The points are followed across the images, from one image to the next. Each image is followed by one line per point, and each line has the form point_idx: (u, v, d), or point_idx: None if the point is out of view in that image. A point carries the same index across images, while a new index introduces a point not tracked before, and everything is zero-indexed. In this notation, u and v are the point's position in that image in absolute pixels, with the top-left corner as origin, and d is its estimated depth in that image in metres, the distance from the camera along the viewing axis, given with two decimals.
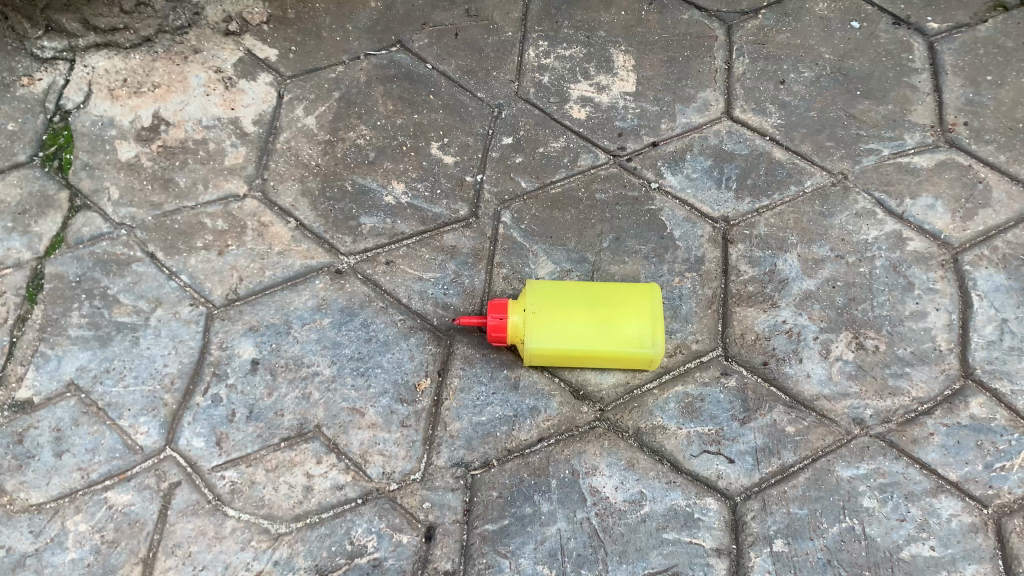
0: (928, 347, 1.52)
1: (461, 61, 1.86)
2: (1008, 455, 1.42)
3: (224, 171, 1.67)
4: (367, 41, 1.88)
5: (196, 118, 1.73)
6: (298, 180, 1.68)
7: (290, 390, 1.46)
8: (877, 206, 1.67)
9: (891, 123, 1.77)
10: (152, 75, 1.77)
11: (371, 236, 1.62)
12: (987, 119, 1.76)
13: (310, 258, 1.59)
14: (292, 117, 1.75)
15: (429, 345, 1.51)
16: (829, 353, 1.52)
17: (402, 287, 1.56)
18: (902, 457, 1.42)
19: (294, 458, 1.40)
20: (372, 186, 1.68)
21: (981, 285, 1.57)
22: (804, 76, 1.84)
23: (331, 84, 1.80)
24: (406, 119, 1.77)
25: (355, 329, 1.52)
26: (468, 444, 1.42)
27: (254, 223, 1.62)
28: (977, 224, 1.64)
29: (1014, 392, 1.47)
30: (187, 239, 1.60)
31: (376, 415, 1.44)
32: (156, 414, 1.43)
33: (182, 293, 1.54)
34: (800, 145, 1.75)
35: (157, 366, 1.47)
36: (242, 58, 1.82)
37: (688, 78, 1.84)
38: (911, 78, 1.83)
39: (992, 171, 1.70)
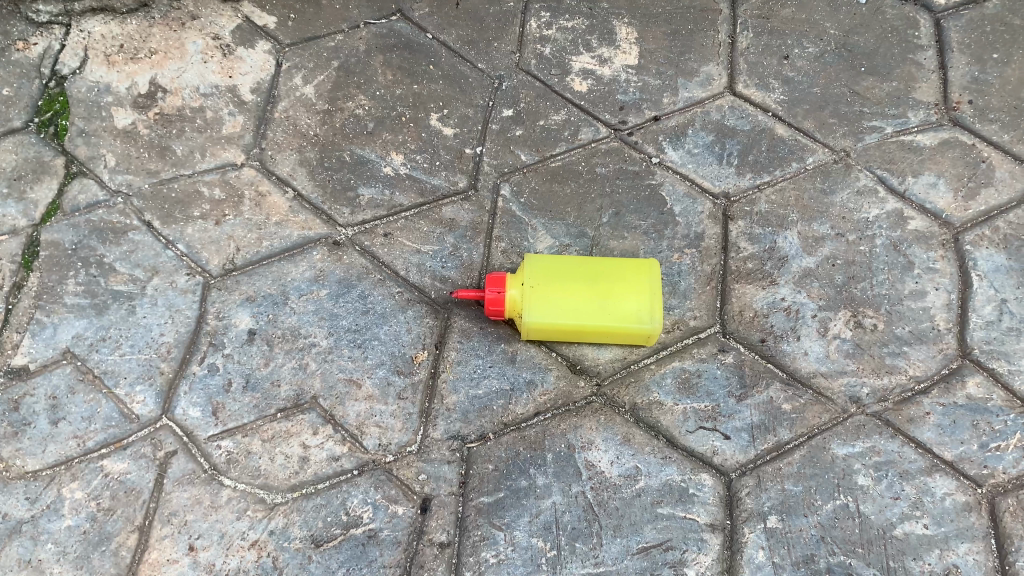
0: (926, 326, 1.52)
1: (462, 31, 1.84)
2: (1004, 435, 1.42)
3: (222, 140, 1.66)
4: (367, 10, 1.85)
5: (193, 85, 1.71)
6: (296, 150, 1.66)
7: (287, 361, 1.46)
8: (878, 184, 1.65)
9: (895, 100, 1.75)
10: (149, 41, 1.75)
11: (370, 207, 1.61)
12: (992, 97, 1.75)
13: (307, 229, 1.58)
14: (290, 86, 1.73)
15: (427, 318, 1.51)
16: (827, 331, 1.51)
17: (400, 259, 1.56)
18: (897, 436, 1.42)
19: (291, 429, 1.40)
20: (371, 157, 1.67)
21: (981, 265, 1.57)
22: (808, 52, 1.82)
23: (330, 53, 1.78)
24: (405, 89, 1.75)
25: (352, 301, 1.52)
26: (465, 417, 1.42)
27: (252, 192, 1.61)
28: (979, 204, 1.63)
29: (1011, 373, 1.47)
30: (184, 208, 1.58)
31: (372, 386, 1.44)
32: (152, 382, 1.43)
33: (178, 262, 1.53)
34: (803, 122, 1.73)
35: (154, 334, 1.47)
36: (240, 25, 1.80)
37: (691, 52, 1.82)
38: (916, 55, 1.81)
39: (996, 151, 1.69)
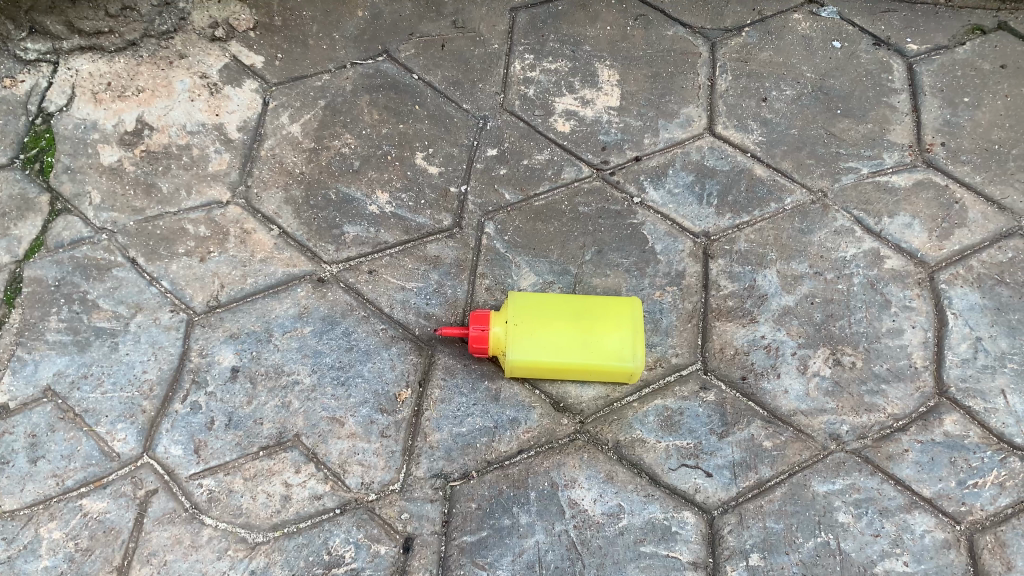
0: (903, 364, 1.54)
1: (447, 71, 1.86)
2: (980, 472, 1.44)
3: (208, 178, 1.67)
4: (353, 50, 1.87)
5: (180, 123, 1.72)
6: (282, 188, 1.67)
7: (270, 399, 1.46)
8: (855, 224, 1.69)
9: (870, 142, 1.79)
10: (136, 80, 1.76)
11: (355, 245, 1.62)
12: (964, 140, 1.79)
13: (292, 266, 1.59)
14: (276, 124, 1.75)
15: (411, 355, 1.51)
16: (807, 369, 1.53)
17: (384, 296, 1.57)
18: (877, 473, 1.44)
19: (272, 467, 1.40)
20: (356, 195, 1.68)
21: (956, 304, 1.60)
22: (786, 94, 1.86)
23: (317, 92, 1.80)
24: (391, 129, 1.77)
25: (336, 338, 1.52)
26: (448, 455, 1.42)
27: (237, 230, 1.62)
28: (953, 244, 1.66)
29: (987, 410, 1.50)
30: (169, 245, 1.59)
31: (355, 424, 1.45)
32: (134, 420, 1.42)
33: (162, 299, 1.54)
34: (781, 162, 1.76)
35: (136, 372, 1.47)
36: (227, 64, 1.81)
37: (671, 94, 1.85)
38: (891, 98, 1.85)
39: (969, 192, 1.72)
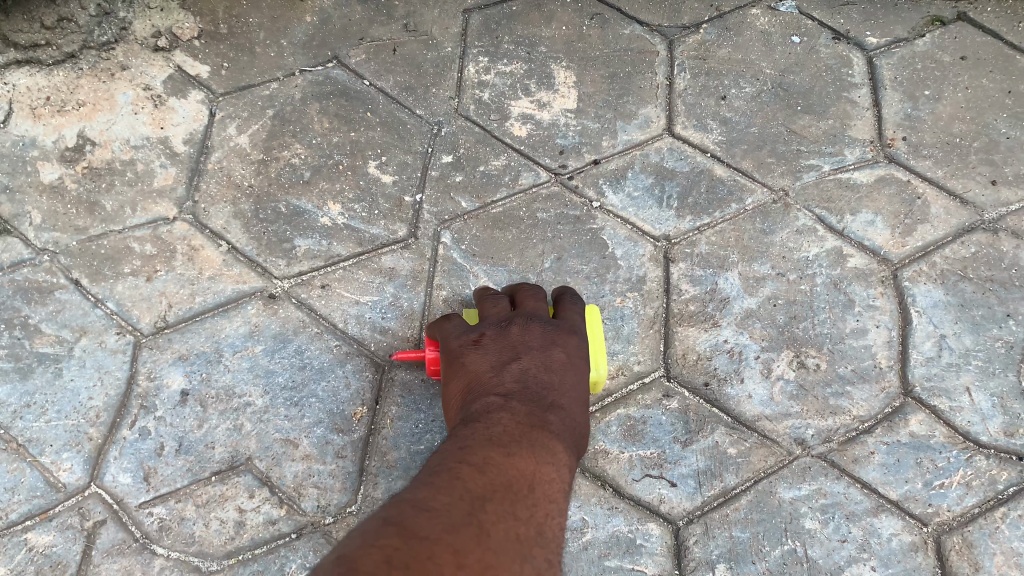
0: (868, 365, 1.53)
1: (400, 77, 1.81)
2: (947, 472, 1.43)
3: (154, 194, 1.62)
4: (302, 57, 1.82)
5: (124, 137, 1.67)
6: (230, 202, 1.62)
7: (221, 422, 1.43)
8: (818, 223, 1.66)
9: (831, 138, 1.76)
10: (77, 93, 1.70)
11: (307, 259, 1.58)
12: (925, 134, 1.77)
13: (241, 283, 1.55)
14: (224, 136, 1.70)
15: (367, 372, 1.48)
16: (771, 372, 1.51)
17: (337, 312, 1.53)
18: (843, 477, 1.43)
19: (225, 492, 1.37)
20: (307, 207, 1.63)
21: (920, 301, 1.58)
22: (745, 92, 1.83)
23: (265, 102, 1.75)
24: (342, 137, 1.72)
25: (289, 356, 1.49)
26: (406, 475, 1.40)
27: (184, 247, 1.57)
28: (916, 240, 1.64)
29: (952, 409, 1.49)
30: (114, 265, 1.54)
31: (310, 446, 1.42)
32: (80, 449, 1.39)
33: (108, 321, 1.49)
34: (741, 162, 1.73)
35: (81, 399, 1.43)
36: (172, 75, 1.76)
37: (629, 94, 1.81)
38: (851, 93, 1.82)
39: (931, 187, 1.70)
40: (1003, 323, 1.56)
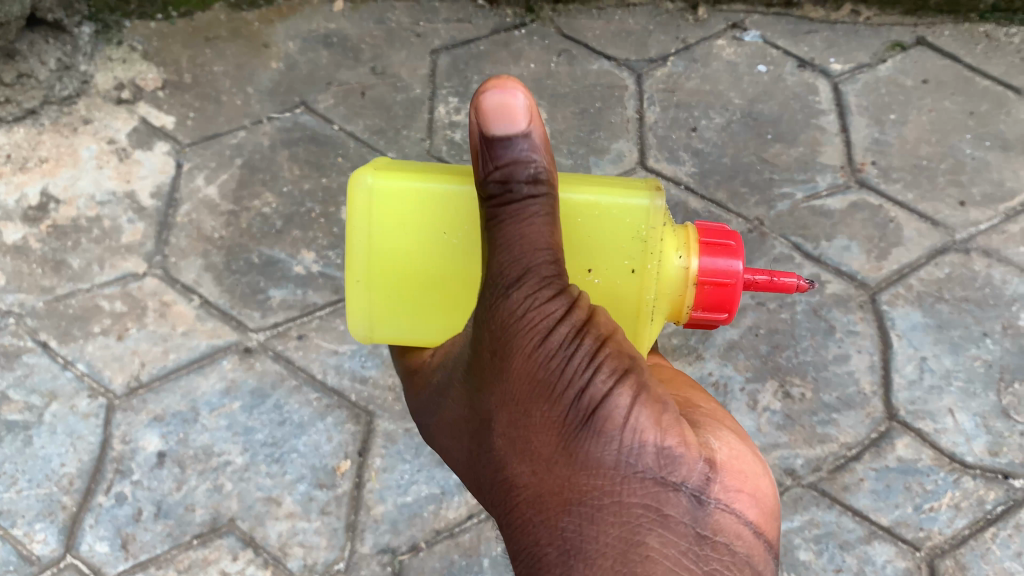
0: (852, 392, 1.52)
1: (369, 120, 1.79)
2: (936, 495, 1.44)
3: (121, 250, 1.58)
4: (270, 104, 1.80)
5: (88, 192, 1.64)
6: (201, 255, 1.59)
7: (200, 483, 1.39)
8: (794, 250, 1.66)
9: (803, 165, 1.78)
10: (39, 149, 1.68)
11: (282, 309, 1.54)
12: (893, 157, 1.79)
13: (216, 337, 1.51)
14: (192, 187, 1.67)
15: (348, 424, 1.44)
16: (757, 404, 1.51)
17: (316, 362, 1.49)
18: (834, 506, 1.42)
19: (207, 556, 1.34)
20: (280, 256, 1.60)
21: (899, 325, 1.59)
22: (715, 123, 1.84)
23: (233, 150, 1.72)
24: (314, 183, 1.69)
25: (267, 412, 1.45)
26: (394, 528, 1.37)
27: (155, 303, 1.53)
28: (891, 263, 1.65)
29: (937, 431, 1.49)
30: (83, 325, 1.50)
31: (293, 503, 1.38)
32: (54, 518, 1.35)
33: (79, 383, 1.45)
34: (716, 193, 1.74)
35: (54, 465, 1.39)
36: (136, 127, 1.73)
37: (601, 129, 1.81)
38: (819, 120, 1.84)
39: (903, 210, 1.72)
40: (980, 343, 1.58)
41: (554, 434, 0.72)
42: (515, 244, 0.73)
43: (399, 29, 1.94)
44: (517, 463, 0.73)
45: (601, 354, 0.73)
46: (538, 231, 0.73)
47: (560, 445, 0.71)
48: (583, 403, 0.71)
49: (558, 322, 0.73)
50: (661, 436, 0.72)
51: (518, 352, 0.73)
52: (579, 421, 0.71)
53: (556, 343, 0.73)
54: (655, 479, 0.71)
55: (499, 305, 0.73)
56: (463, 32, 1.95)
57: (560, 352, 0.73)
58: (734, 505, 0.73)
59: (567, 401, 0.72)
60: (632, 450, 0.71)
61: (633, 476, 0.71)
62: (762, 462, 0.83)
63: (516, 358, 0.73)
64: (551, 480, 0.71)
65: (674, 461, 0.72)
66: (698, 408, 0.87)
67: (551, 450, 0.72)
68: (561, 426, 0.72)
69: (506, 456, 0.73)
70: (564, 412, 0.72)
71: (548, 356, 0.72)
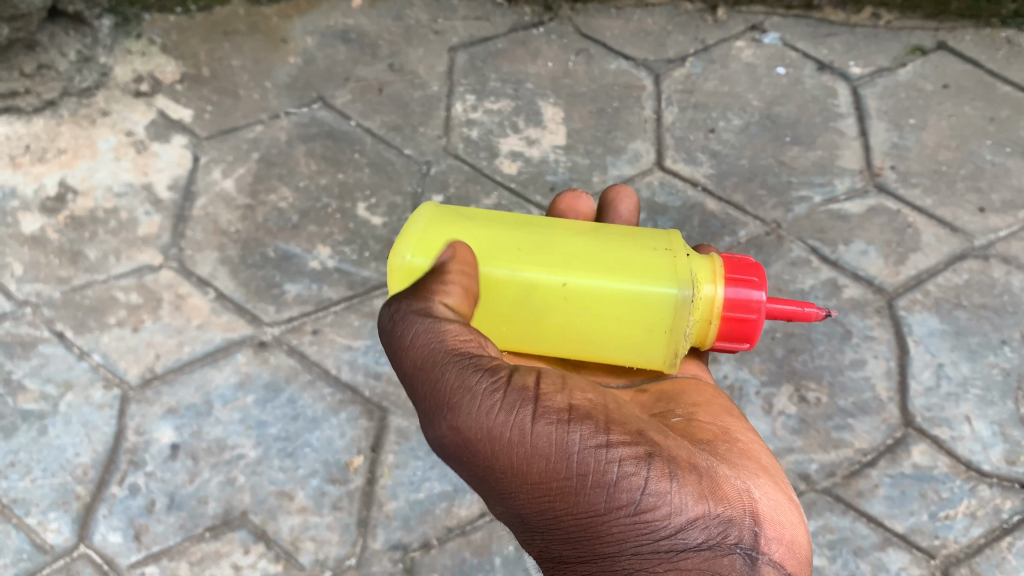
0: (868, 397, 1.51)
1: (387, 117, 1.79)
2: (952, 503, 1.43)
3: (138, 242, 1.59)
4: (287, 99, 1.80)
5: (106, 184, 1.65)
6: (217, 248, 1.59)
7: (213, 476, 1.39)
8: (811, 254, 1.65)
9: (821, 168, 1.77)
10: (57, 140, 1.69)
11: (296, 304, 1.54)
12: (912, 162, 1.78)
13: (230, 330, 1.51)
14: (209, 181, 1.67)
15: (361, 420, 1.44)
16: (772, 408, 1.50)
17: (330, 358, 1.49)
18: (849, 511, 1.41)
19: (219, 549, 1.34)
20: (296, 251, 1.60)
21: (916, 330, 1.57)
22: (733, 124, 1.83)
23: (250, 144, 1.72)
24: (330, 179, 1.69)
25: (281, 406, 1.45)
26: (406, 525, 1.36)
27: (170, 295, 1.54)
28: (909, 268, 1.64)
29: (954, 438, 1.48)
30: (99, 316, 1.51)
31: (306, 497, 1.38)
32: (67, 508, 1.36)
33: (94, 374, 1.46)
34: (733, 195, 1.73)
35: (68, 455, 1.39)
36: (154, 120, 1.74)
37: (618, 129, 1.81)
38: (838, 123, 1.83)
39: (921, 215, 1.71)
40: (998, 350, 1.56)
41: (597, 524, 0.81)
42: (465, 371, 0.83)
43: (417, 26, 1.94)
44: (567, 546, 0.84)
45: (624, 448, 0.80)
46: (435, 337, 0.86)
47: (603, 531, 0.81)
48: (621, 497, 0.79)
49: (572, 427, 0.80)
50: (700, 505, 0.80)
51: (540, 464, 0.80)
52: (619, 512, 0.79)
53: (579, 446, 0.79)
54: (707, 548, 0.80)
55: (516, 424, 0.80)
56: (481, 29, 1.94)
57: (588, 451, 0.79)
58: (780, 561, 0.81)
59: (603, 496, 0.79)
60: (680, 526, 0.79)
61: (685, 550, 0.79)
62: (789, 501, 0.89)
63: (544, 470, 0.80)
64: (604, 558, 0.82)
65: (720, 524, 0.80)
66: (737, 437, 0.96)
67: (602, 536, 0.81)
68: (605, 517, 0.80)
69: (556, 542, 0.84)
70: (601, 504, 0.79)
71: (572, 461, 0.79)
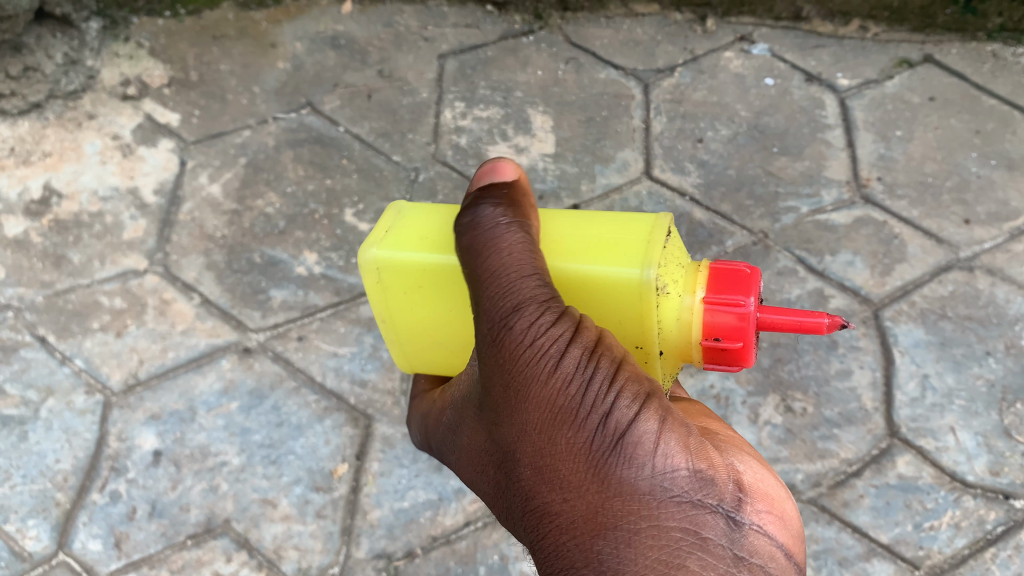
0: (854, 407, 1.52)
1: (375, 123, 1.78)
2: (936, 513, 1.43)
3: (123, 246, 1.57)
4: (276, 104, 1.79)
5: (91, 188, 1.64)
6: (203, 253, 1.58)
7: (195, 483, 1.38)
8: (798, 264, 1.66)
9: (808, 179, 1.77)
10: (43, 143, 1.68)
11: (282, 309, 1.53)
12: (899, 174, 1.78)
13: (215, 336, 1.50)
14: (195, 185, 1.66)
15: (346, 427, 1.43)
16: (758, 418, 1.50)
17: (315, 364, 1.48)
18: (834, 522, 1.42)
19: (201, 557, 1.33)
20: (282, 256, 1.59)
21: (902, 341, 1.58)
22: (721, 134, 1.84)
23: (237, 149, 1.71)
24: (318, 184, 1.68)
25: (265, 413, 1.44)
26: (390, 533, 1.35)
27: (155, 300, 1.52)
28: (895, 279, 1.64)
29: (938, 449, 1.48)
30: (82, 320, 1.49)
31: (289, 505, 1.37)
32: (47, 515, 1.34)
33: (76, 379, 1.44)
34: (720, 205, 1.73)
35: (49, 462, 1.38)
36: (141, 124, 1.73)
37: (606, 138, 1.81)
38: (825, 134, 1.84)
39: (907, 227, 1.71)
40: (983, 361, 1.57)
41: (579, 458, 0.68)
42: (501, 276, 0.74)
43: (407, 33, 1.94)
44: (543, 491, 0.69)
45: (625, 382, 0.70)
46: (521, 257, 0.75)
47: (585, 468, 0.68)
48: (608, 429, 0.69)
49: (583, 352, 0.71)
50: (688, 457, 0.69)
51: (537, 385, 0.71)
52: (604, 444, 0.69)
53: (584, 373, 0.70)
54: (683, 501, 0.67)
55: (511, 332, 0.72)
56: (471, 37, 1.95)
57: (579, 378, 0.70)
58: (763, 533, 0.69)
59: (594, 428, 0.69)
60: (665, 474, 0.68)
61: (668, 500, 0.67)
62: (779, 492, 0.78)
63: (541, 391, 0.71)
64: (580, 505, 0.67)
65: (707, 482, 0.69)
66: (715, 434, 0.83)
67: (581, 476, 0.68)
68: (591, 451, 0.68)
69: (527, 487, 0.70)
70: (590, 437, 0.69)
71: (563, 382, 0.70)
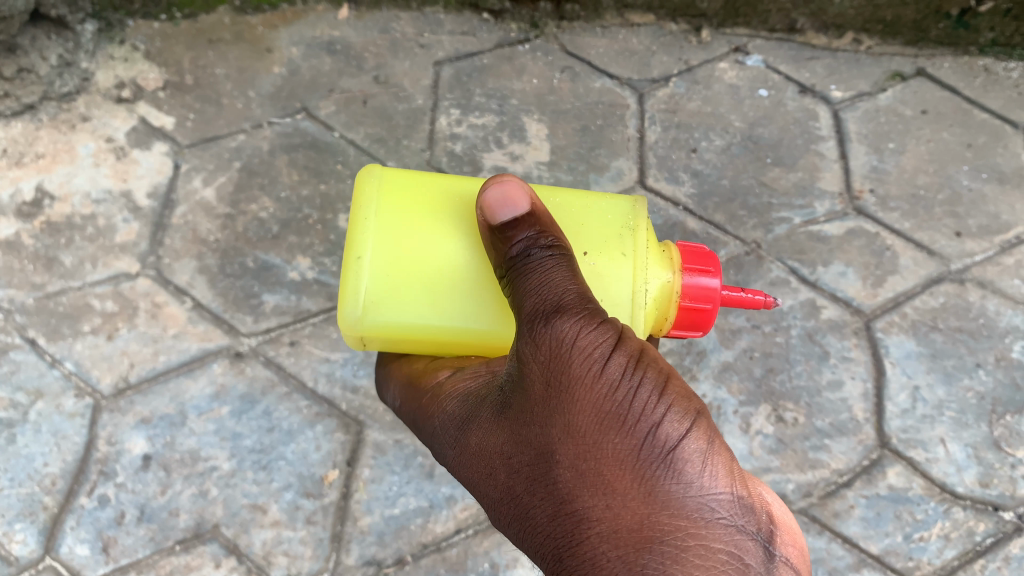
0: (845, 418, 1.52)
1: (370, 129, 1.78)
2: (926, 525, 1.46)
3: (115, 249, 1.57)
4: (271, 108, 1.79)
5: (83, 190, 1.63)
6: (195, 257, 1.57)
7: (185, 488, 1.39)
8: (790, 275, 1.66)
9: (801, 190, 1.78)
10: (35, 145, 1.67)
11: (274, 314, 1.52)
12: (891, 186, 1.79)
13: (206, 340, 1.49)
14: (189, 189, 1.65)
15: (337, 433, 1.43)
16: (749, 427, 1.51)
17: (307, 369, 1.48)
18: (824, 532, 1.44)
19: (190, 562, 1.34)
20: (275, 261, 1.58)
21: (893, 352, 1.59)
22: (715, 144, 1.85)
23: (231, 153, 1.71)
24: (312, 190, 1.68)
25: (256, 418, 1.44)
26: (380, 540, 1.37)
27: (147, 303, 1.52)
28: (887, 291, 1.65)
29: (928, 460, 1.50)
30: (72, 323, 1.49)
31: (279, 511, 1.38)
32: (34, 519, 1.35)
33: (66, 383, 1.44)
34: (714, 215, 1.74)
35: (37, 465, 1.38)
36: (135, 126, 1.72)
37: (601, 147, 1.82)
38: (819, 145, 1.85)
39: (899, 238, 1.72)
40: (973, 373, 1.58)
41: (634, 464, 0.76)
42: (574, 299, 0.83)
43: (403, 38, 1.94)
44: (589, 496, 0.76)
45: (677, 401, 0.80)
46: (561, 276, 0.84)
47: (640, 475, 0.76)
48: (663, 440, 0.77)
49: (639, 368, 0.80)
50: (730, 484, 0.78)
51: (597, 389, 0.79)
52: (656, 456, 0.77)
53: (639, 385, 0.80)
54: (732, 524, 0.75)
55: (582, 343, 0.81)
56: (468, 44, 1.94)
57: (635, 391, 0.79)
58: (795, 563, 0.77)
59: (647, 434, 0.77)
60: (710, 494, 0.76)
61: (713, 517, 0.75)
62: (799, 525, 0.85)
63: (598, 395, 0.79)
64: (628, 515, 0.74)
65: (747, 510, 0.77)
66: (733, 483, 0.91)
67: (632, 485, 0.75)
68: (643, 457, 0.76)
69: (575, 488, 0.76)
70: (643, 442, 0.77)
71: (621, 392, 0.79)
